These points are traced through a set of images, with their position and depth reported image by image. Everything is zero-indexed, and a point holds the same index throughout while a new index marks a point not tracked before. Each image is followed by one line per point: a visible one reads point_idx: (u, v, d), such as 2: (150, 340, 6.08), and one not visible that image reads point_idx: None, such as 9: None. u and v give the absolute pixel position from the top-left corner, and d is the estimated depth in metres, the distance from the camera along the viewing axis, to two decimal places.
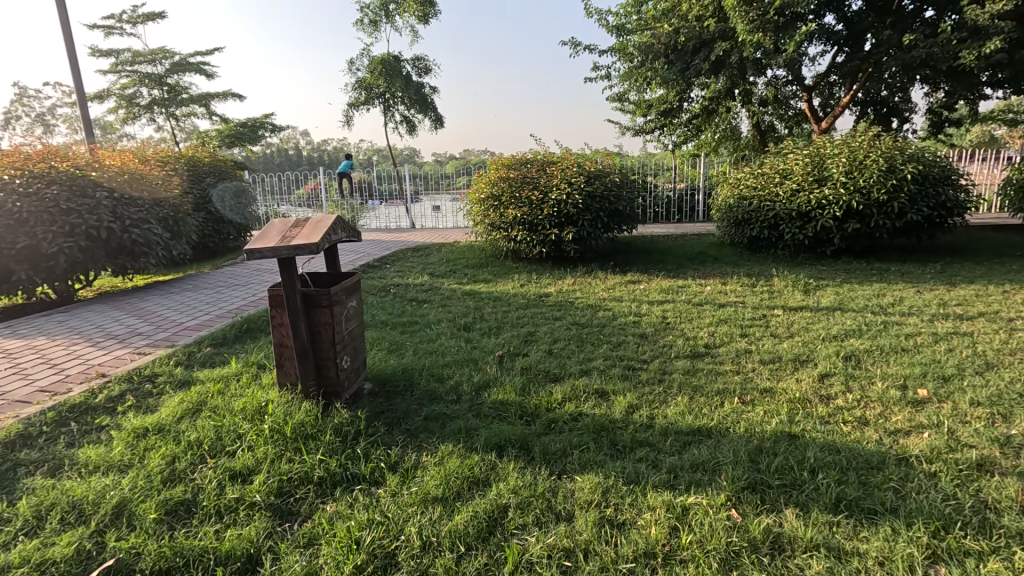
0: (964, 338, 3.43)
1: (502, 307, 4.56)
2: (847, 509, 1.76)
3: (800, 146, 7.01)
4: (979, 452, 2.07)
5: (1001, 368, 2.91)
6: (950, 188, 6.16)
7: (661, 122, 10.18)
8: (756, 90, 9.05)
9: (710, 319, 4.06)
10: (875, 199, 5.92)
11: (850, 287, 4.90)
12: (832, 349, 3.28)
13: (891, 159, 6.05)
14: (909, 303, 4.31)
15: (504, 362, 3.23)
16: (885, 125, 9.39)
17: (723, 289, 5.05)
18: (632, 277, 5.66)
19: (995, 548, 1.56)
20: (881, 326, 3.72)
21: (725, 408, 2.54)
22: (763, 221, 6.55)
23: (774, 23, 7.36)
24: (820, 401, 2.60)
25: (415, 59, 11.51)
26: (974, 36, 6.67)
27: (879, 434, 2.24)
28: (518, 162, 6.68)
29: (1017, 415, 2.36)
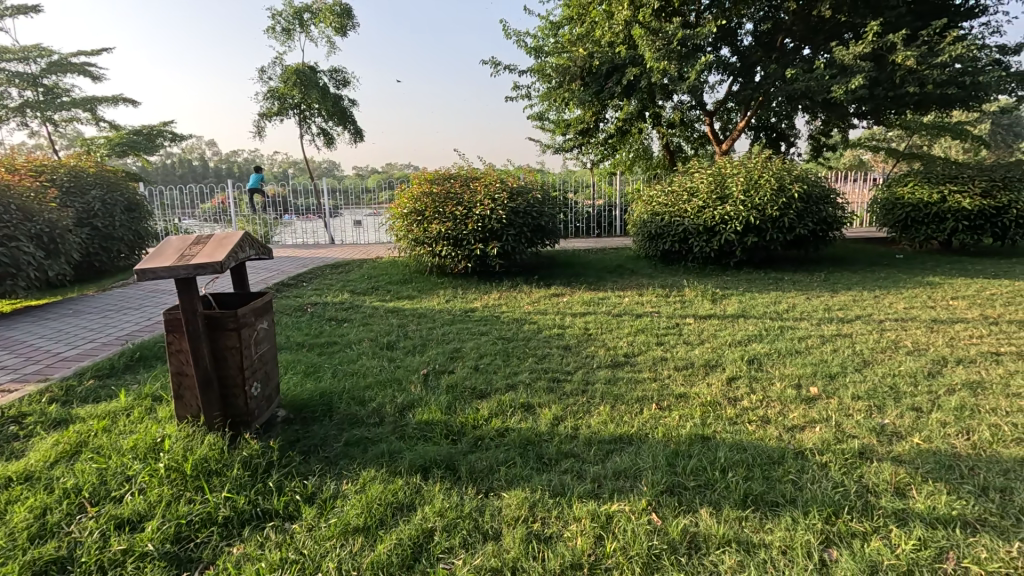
0: (846, 339, 3.85)
1: (427, 324, 4.47)
2: (753, 503, 1.89)
3: (704, 165, 7.59)
4: (861, 441, 2.31)
5: (875, 364, 3.30)
6: (830, 206, 6.94)
7: (579, 140, 10.62)
8: (664, 113, 9.71)
9: (629, 329, 4.24)
10: (769, 215, 6.53)
11: (751, 296, 5.34)
12: (737, 353, 3.55)
13: (781, 179, 6.71)
14: (801, 309, 4.78)
15: (429, 380, 3.16)
16: (775, 148, 10.42)
17: (640, 300, 5.32)
18: (556, 290, 5.80)
19: (876, 528, 1.73)
20: (778, 331, 4.09)
21: (645, 415, 2.65)
22: (674, 235, 7.00)
23: (678, 52, 7.96)
24: (728, 403, 2.79)
25: (333, 71, 11.17)
26: (843, 73, 7.61)
27: (779, 430, 2.45)
28: (441, 177, 6.66)
29: (889, 405, 2.68)
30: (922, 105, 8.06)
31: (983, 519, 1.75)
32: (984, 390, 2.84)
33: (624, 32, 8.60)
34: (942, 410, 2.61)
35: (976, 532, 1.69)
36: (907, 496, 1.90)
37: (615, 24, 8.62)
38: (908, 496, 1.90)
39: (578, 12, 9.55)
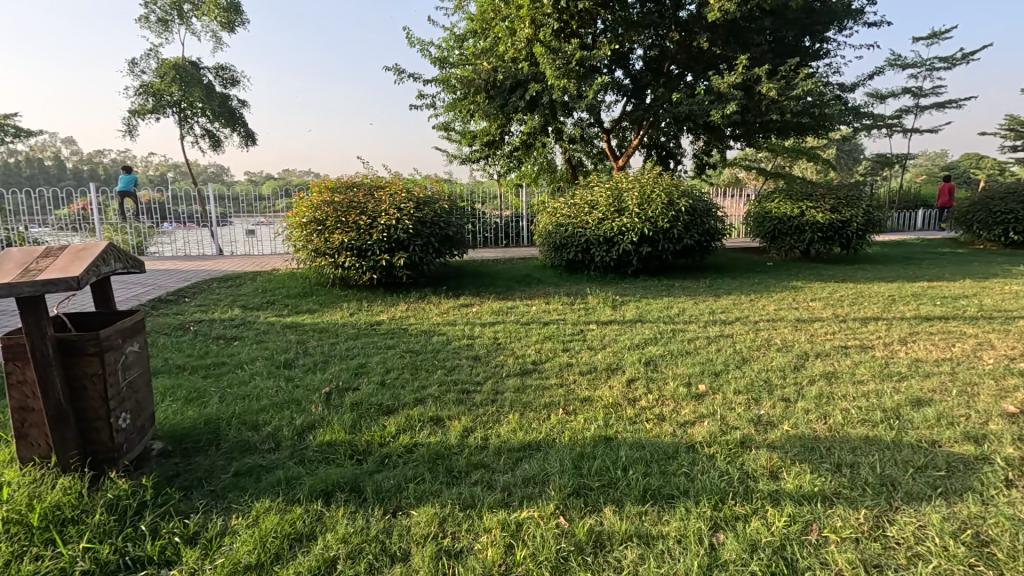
0: (728, 339, 4.26)
1: (330, 339, 4.25)
2: (652, 497, 2.01)
3: (602, 179, 8.03)
4: (742, 431, 2.56)
5: (751, 360, 3.69)
6: (712, 219, 7.66)
7: (485, 151, 10.94)
8: (566, 128, 10.17)
9: (536, 337, 4.35)
10: (661, 227, 7.06)
11: (647, 302, 5.72)
12: (635, 356, 3.78)
13: (670, 194, 7.29)
14: (690, 312, 5.21)
15: (332, 399, 3.00)
16: (665, 165, 11.32)
17: (546, 308, 5.48)
18: (465, 300, 5.80)
19: (756, 509, 1.92)
20: (670, 333, 4.42)
21: (552, 420, 2.72)
22: (577, 245, 7.30)
23: (577, 72, 8.39)
24: (628, 404, 2.95)
25: (218, 68, 10.32)
26: (719, 99, 8.48)
27: (673, 426, 2.64)
28: (342, 185, 6.40)
29: (763, 397, 2.99)
30: (783, 131, 9.19)
31: (838, 492, 2.01)
32: (836, 379, 3.29)
33: (525, 49, 8.91)
34: (805, 398, 2.97)
35: (833, 505, 1.93)
36: (779, 478, 2.13)
37: (518, 41, 8.90)
38: (780, 478, 2.12)
39: (481, 26, 9.74)
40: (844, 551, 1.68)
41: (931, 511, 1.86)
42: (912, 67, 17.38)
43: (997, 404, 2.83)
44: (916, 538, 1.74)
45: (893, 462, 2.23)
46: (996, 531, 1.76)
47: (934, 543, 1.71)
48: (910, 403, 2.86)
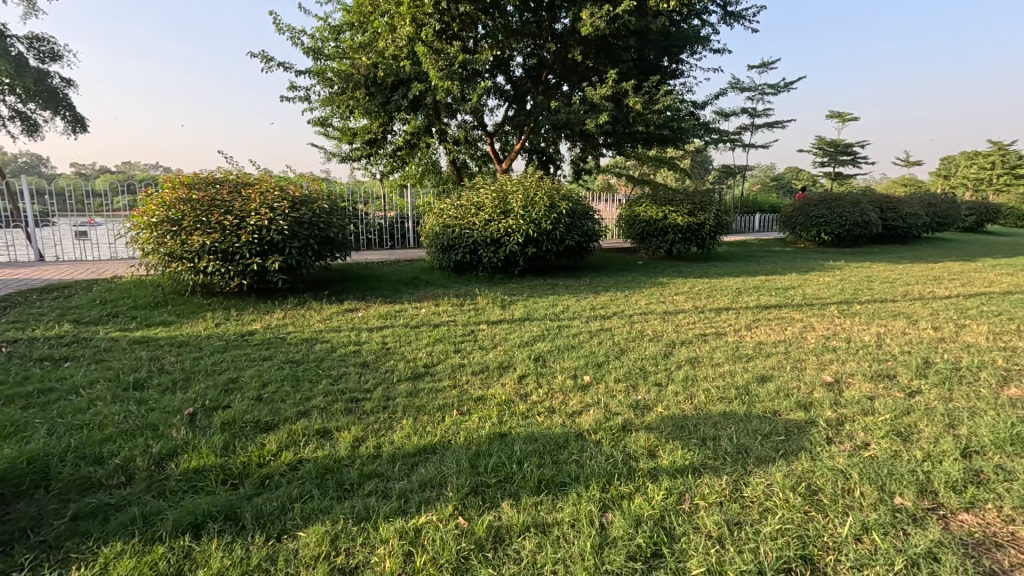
0: (608, 332, 4.58)
1: (192, 353, 3.78)
2: (546, 487, 2.09)
3: (487, 182, 8.16)
4: (624, 416, 2.77)
5: (628, 351, 4.01)
6: (590, 221, 8.16)
7: (367, 150, 10.58)
8: (450, 130, 10.16)
9: (427, 339, 4.28)
10: (544, 228, 7.38)
11: (534, 300, 5.93)
12: (525, 353, 3.90)
13: (551, 197, 7.62)
14: (573, 309, 5.51)
15: (197, 420, 2.67)
16: (545, 170, 11.84)
17: (436, 310, 5.42)
18: (349, 305, 5.52)
19: (639, 486, 2.09)
20: (556, 330, 4.63)
21: (447, 422, 2.71)
22: (464, 247, 7.33)
23: (459, 74, 8.42)
24: (520, 399, 3.04)
25: (32, 39, 8.65)
26: (593, 109, 9.07)
27: (562, 418, 2.77)
28: (203, 181, 5.74)
29: (639, 383, 3.27)
30: (648, 142, 10.12)
31: (704, 463, 2.26)
32: (698, 363, 3.70)
33: (407, 47, 8.75)
34: (674, 382, 3.31)
35: (701, 474, 2.17)
36: (657, 456, 2.34)
37: (398, 38, 8.71)
38: (657, 456, 2.34)
39: (358, 19, 9.37)
40: (711, 514, 1.89)
41: (775, 471, 2.18)
42: (748, 91, 20.18)
43: (818, 375, 3.40)
44: (766, 495, 2.02)
45: (745, 432, 2.57)
46: (822, 481, 2.11)
47: (779, 497, 2.00)
48: (756, 380, 3.32)
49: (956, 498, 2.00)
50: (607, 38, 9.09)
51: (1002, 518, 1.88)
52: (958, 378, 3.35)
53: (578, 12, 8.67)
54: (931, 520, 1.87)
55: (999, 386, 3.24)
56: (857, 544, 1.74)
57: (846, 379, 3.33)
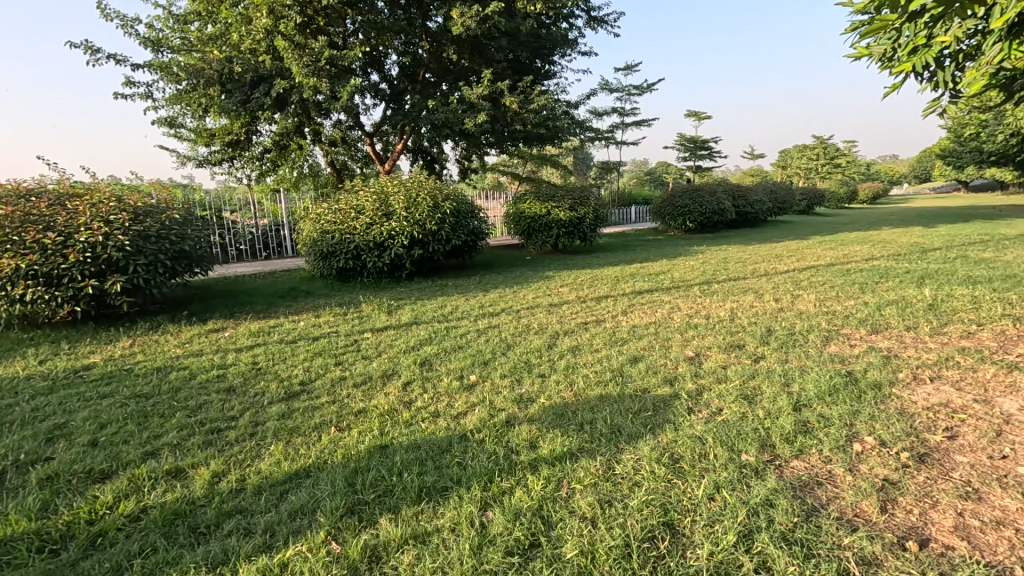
0: (496, 329, 4.63)
1: (4, 400, 3.15)
2: (427, 495, 2.04)
3: (366, 183, 7.84)
4: (507, 411, 2.81)
5: (514, 346, 4.09)
6: (475, 220, 8.19)
7: (229, 153, 9.83)
8: (324, 130, 9.62)
9: (304, 354, 4.00)
10: (429, 230, 7.27)
11: (422, 303, 5.83)
12: (411, 358, 3.81)
13: (435, 198, 7.52)
14: (462, 309, 5.49)
15: (6, 481, 2.22)
16: (430, 170, 11.69)
17: (316, 322, 5.09)
18: (215, 325, 4.99)
19: (519, 480, 2.12)
20: (444, 331, 4.58)
21: (323, 441, 2.53)
22: (346, 253, 6.98)
23: (327, 71, 8.00)
24: (404, 407, 2.94)
25: None
26: (472, 108, 9.11)
27: (447, 421, 2.73)
28: (12, 194, 4.83)
29: (524, 377, 3.34)
30: (527, 140, 10.40)
31: (581, 447, 2.36)
32: (579, 351, 3.87)
33: (266, 41, 8.12)
34: (556, 371, 3.43)
35: (578, 459, 2.26)
36: (537, 446, 2.40)
37: (254, 30, 8.02)
38: (538, 446, 2.40)
39: (207, 9, 8.50)
40: (586, 497, 1.97)
41: (643, 446, 2.34)
42: (617, 92, 21.64)
43: (682, 351, 3.73)
44: (635, 469, 2.16)
45: (618, 412, 2.73)
46: (683, 448, 2.31)
47: (646, 470, 2.15)
48: (630, 361, 3.55)
49: (788, 448, 2.29)
50: (479, 38, 9.20)
51: (822, 460, 2.19)
52: (792, 342, 3.86)
53: (449, 11, 8.66)
54: (768, 471, 2.12)
55: (823, 345, 3.80)
56: (710, 503, 1.92)
57: (704, 352, 3.69)
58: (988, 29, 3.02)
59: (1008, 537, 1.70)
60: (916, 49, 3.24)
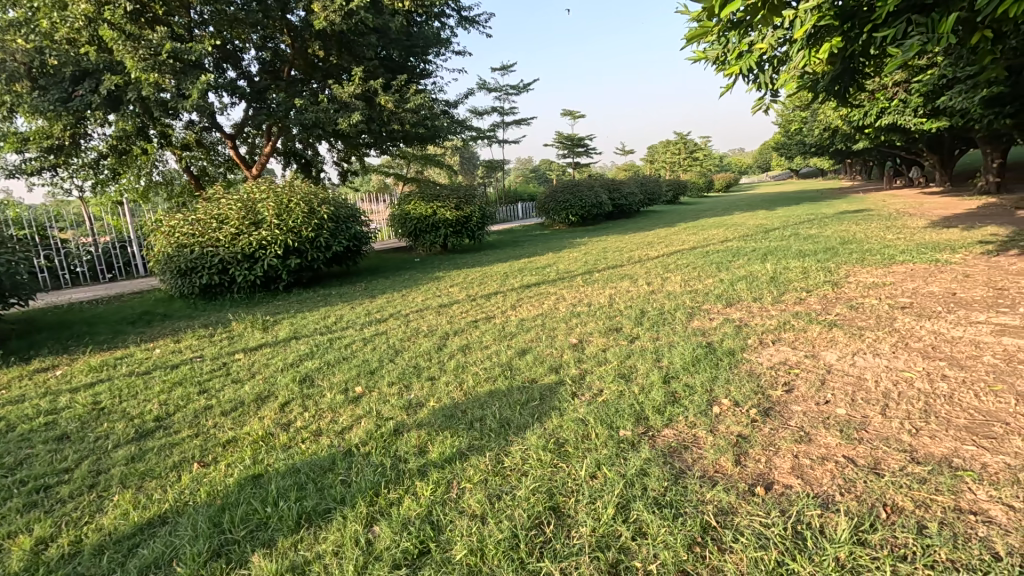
0: (383, 336, 4.47)
1: None
2: (307, 521, 1.90)
3: (229, 190, 7.12)
4: (395, 420, 2.71)
5: (402, 351, 3.97)
6: (357, 224, 7.83)
7: (50, 161, 8.40)
8: (174, 133, 8.60)
9: (161, 386, 3.53)
10: (305, 236, 6.80)
11: (302, 315, 5.45)
12: (290, 377, 3.52)
13: (310, 203, 7.06)
14: (346, 318, 5.22)
15: None
16: (305, 173, 11.01)
17: (177, 347, 4.53)
18: (42, 363, 4.23)
19: (407, 489, 2.05)
20: (327, 343, 4.32)
21: (183, 481, 2.25)
22: (209, 267, 6.31)
23: (170, 65, 7.14)
24: (281, 430, 2.71)
25: None
26: (344, 108, 8.69)
27: (330, 438, 2.56)
28: None
29: (413, 382, 3.26)
30: (407, 140, 10.17)
31: (471, 445, 2.36)
32: (469, 349, 3.87)
33: (88, 30, 7.05)
34: (446, 372, 3.39)
35: (467, 457, 2.25)
36: (427, 451, 2.35)
37: (71, 17, 6.90)
38: (427, 451, 2.35)
39: None
40: (475, 494, 1.97)
41: (530, 435, 2.40)
42: (495, 91, 22.11)
43: (566, 339, 3.89)
44: (524, 459, 2.21)
45: (507, 406, 2.77)
46: (567, 432, 2.40)
47: (533, 458, 2.20)
48: (518, 354, 3.62)
49: (660, 419, 2.49)
50: (346, 34, 8.78)
51: (688, 426, 2.40)
52: (662, 321, 4.21)
53: (310, 4, 8.17)
54: (643, 442, 2.29)
55: (687, 321, 4.19)
56: (592, 480, 2.01)
57: (586, 338, 3.89)
58: (793, 38, 3.53)
59: (830, 469, 2.00)
60: (741, 54, 3.68)
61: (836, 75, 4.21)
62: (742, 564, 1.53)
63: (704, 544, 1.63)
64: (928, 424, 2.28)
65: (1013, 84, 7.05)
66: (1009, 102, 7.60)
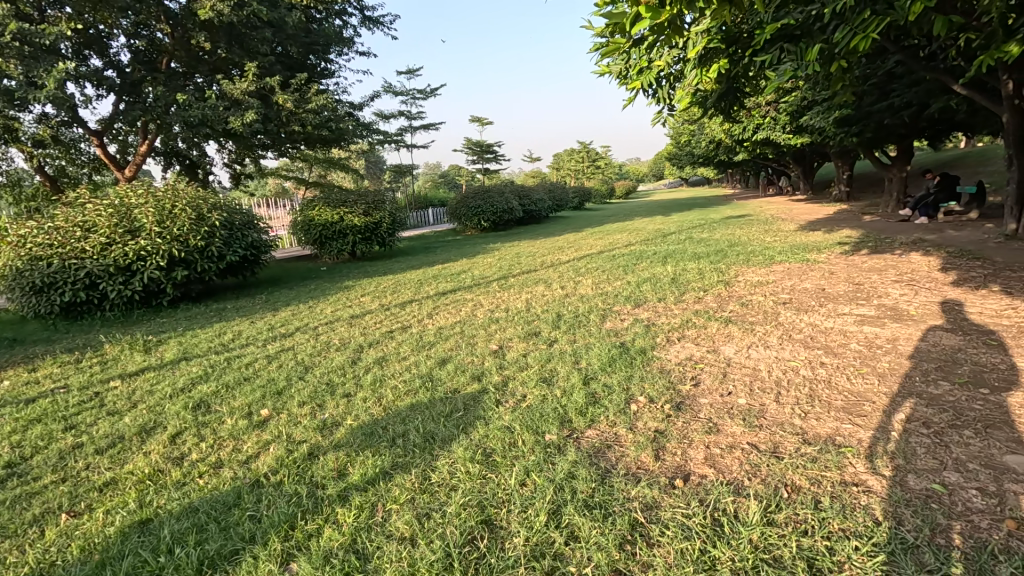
0: (290, 352, 4.15)
1: None
2: (210, 567, 1.69)
3: (97, 194, 6.25)
4: (309, 442, 2.52)
5: (313, 367, 3.71)
6: (255, 231, 7.24)
7: None
8: (23, 126, 7.41)
9: (12, 425, 2.97)
10: (193, 246, 6.15)
11: (192, 334, 4.91)
12: (181, 404, 3.14)
13: (197, 209, 6.41)
14: (246, 335, 4.79)
15: None
16: (191, 176, 10.02)
17: (32, 377, 3.86)
18: None
19: (328, 518, 1.90)
20: (224, 364, 3.92)
21: (47, 537, 1.90)
22: (73, 283, 5.47)
23: (16, 49, 6.15)
24: (174, 465, 2.40)
25: None
26: (236, 106, 8.04)
27: (233, 470, 2.31)
28: None
29: (326, 400, 3.05)
30: (308, 142, 9.63)
31: (395, 463, 2.25)
32: (386, 361, 3.71)
33: None
34: (363, 388, 3.21)
35: (391, 477, 2.14)
36: (346, 474, 2.20)
37: None
38: (347, 474, 2.20)
39: None
40: (402, 516, 1.87)
41: (457, 447, 2.34)
42: (402, 95, 21.64)
43: (487, 345, 3.88)
44: (451, 473, 2.14)
45: (431, 418, 2.68)
46: (494, 442, 2.37)
47: (461, 471, 2.14)
48: (438, 364, 3.54)
49: (582, 420, 2.54)
50: (236, 26, 8.12)
51: (610, 426, 2.48)
52: (578, 324, 4.34)
53: None
54: (569, 444, 2.32)
55: (601, 323, 4.35)
56: (522, 488, 2.00)
57: (507, 344, 3.90)
58: (686, 58, 3.82)
59: (738, 456, 2.16)
60: (641, 70, 3.91)
61: (722, 93, 4.63)
62: (670, 557, 1.60)
63: (634, 542, 1.68)
64: (814, 407, 2.55)
65: (858, 108, 8.23)
66: (855, 123, 8.86)
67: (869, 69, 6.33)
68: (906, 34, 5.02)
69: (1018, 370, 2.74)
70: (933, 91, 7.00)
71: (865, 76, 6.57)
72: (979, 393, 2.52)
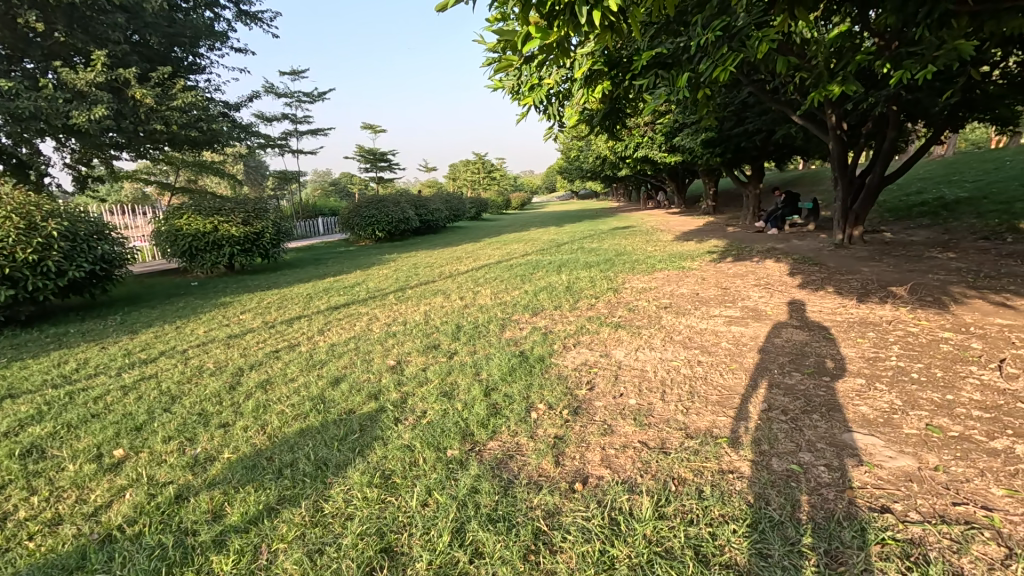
0: (152, 380, 3.63)
1: None
2: None
3: None
4: (176, 483, 2.21)
5: (182, 396, 3.28)
6: (106, 243, 6.29)
7: None
8: None
9: None
10: (22, 259, 5.18)
11: (20, 365, 4.11)
12: (4, 451, 2.59)
13: (27, 216, 5.43)
14: (94, 363, 4.10)
15: None
16: (19, 176, 8.47)
17: None
18: None
19: (200, 569, 1.67)
20: (65, 399, 3.32)
21: None
22: None
23: None
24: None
25: None
26: (79, 98, 6.97)
27: (76, 525, 1.95)
28: None
29: (199, 432, 2.71)
30: (173, 143, 8.63)
31: (282, 497, 2.05)
32: (271, 384, 3.39)
33: None
34: (243, 416, 2.90)
35: (277, 512, 1.95)
36: (224, 515, 1.97)
37: None
38: (224, 515, 1.96)
39: None
40: (291, 555, 1.71)
41: (352, 473, 2.19)
42: (286, 96, 20.27)
43: (384, 361, 3.72)
44: (346, 500, 2.00)
45: (322, 444, 2.49)
46: (393, 462, 2.27)
47: (358, 498, 2.02)
48: (331, 384, 3.32)
49: (484, 433, 2.52)
50: (79, 7, 7.06)
51: (511, 437, 2.49)
52: (477, 334, 4.33)
53: None
54: (470, 459, 2.29)
55: (500, 332, 4.39)
56: (423, 509, 1.93)
57: (405, 358, 3.78)
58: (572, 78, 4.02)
59: (630, 454, 2.29)
60: (532, 87, 4.04)
61: (606, 112, 4.93)
62: (572, 562, 1.63)
63: (537, 552, 1.68)
64: (694, 403, 2.78)
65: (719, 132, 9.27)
66: (718, 145, 9.95)
67: (728, 98, 7.16)
68: (755, 70, 5.77)
69: (849, 360, 3.23)
70: (778, 119, 8.10)
71: (725, 103, 7.42)
72: (822, 381, 2.93)
